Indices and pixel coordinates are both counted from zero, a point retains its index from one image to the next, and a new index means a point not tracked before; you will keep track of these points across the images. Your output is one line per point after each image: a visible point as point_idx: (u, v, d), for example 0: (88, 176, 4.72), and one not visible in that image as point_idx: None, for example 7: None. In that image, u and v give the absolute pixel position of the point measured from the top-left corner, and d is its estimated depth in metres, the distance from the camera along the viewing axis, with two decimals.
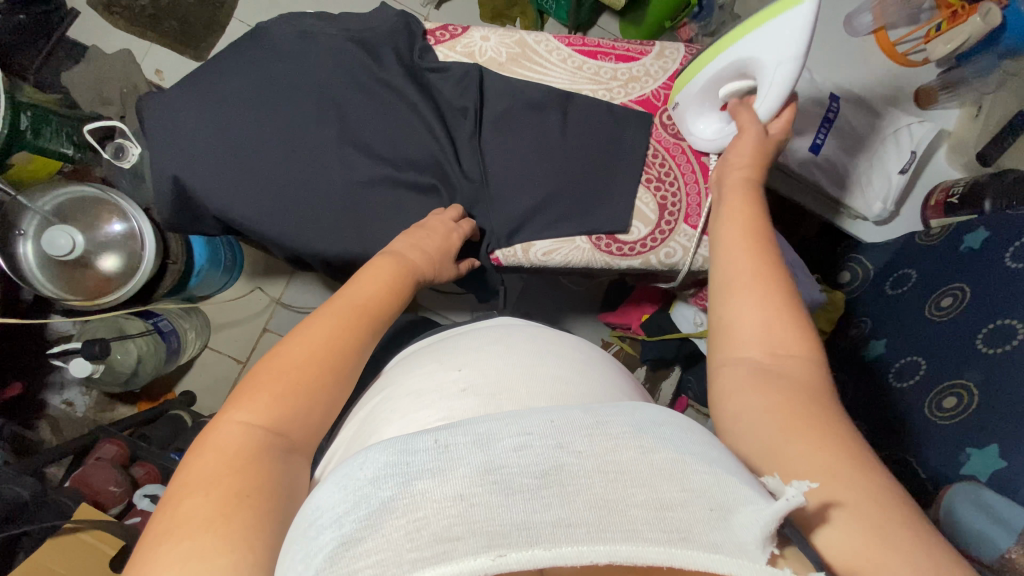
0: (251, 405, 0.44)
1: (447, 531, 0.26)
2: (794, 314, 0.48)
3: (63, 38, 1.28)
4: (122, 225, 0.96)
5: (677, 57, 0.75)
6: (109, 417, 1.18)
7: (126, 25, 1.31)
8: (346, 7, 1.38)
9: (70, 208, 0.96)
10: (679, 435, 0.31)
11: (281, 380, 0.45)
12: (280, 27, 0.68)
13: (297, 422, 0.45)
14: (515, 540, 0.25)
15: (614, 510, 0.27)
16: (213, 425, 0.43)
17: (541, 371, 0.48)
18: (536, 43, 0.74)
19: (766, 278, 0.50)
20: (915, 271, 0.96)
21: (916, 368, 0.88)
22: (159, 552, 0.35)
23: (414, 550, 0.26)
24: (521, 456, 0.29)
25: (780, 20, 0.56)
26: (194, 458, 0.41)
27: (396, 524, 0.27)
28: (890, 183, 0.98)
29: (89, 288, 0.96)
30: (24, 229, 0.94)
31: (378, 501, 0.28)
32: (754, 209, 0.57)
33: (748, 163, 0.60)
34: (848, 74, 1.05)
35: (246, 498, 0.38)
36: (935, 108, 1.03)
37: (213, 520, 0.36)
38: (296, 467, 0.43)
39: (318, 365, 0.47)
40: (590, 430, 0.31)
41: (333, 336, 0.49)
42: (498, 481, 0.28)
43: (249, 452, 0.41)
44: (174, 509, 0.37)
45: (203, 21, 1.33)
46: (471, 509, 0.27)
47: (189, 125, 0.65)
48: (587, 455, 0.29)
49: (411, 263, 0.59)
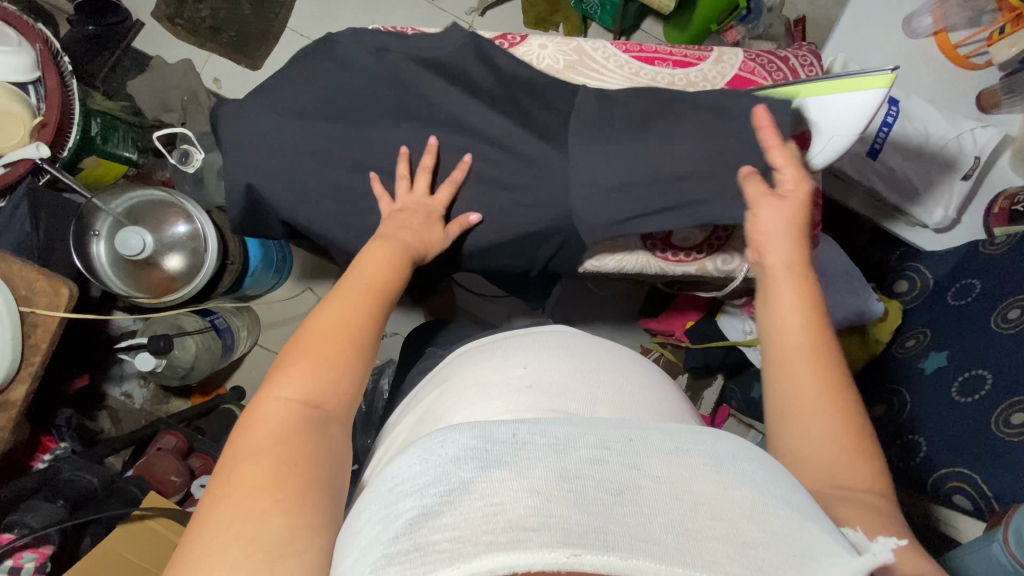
0: (286, 381, 0.46)
1: (523, 521, 0.27)
2: (846, 424, 0.49)
3: (129, 48, 1.34)
4: (186, 227, 1.02)
5: (735, 62, 0.74)
6: (165, 409, 1.25)
7: (186, 35, 1.37)
8: (396, 19, 1.42)
9: (140, 211, 1.02)
10: (759, 475, 0.32)
11: (311, 356, 0.47)
12: (347, 37, 0.71)
13: (330, 393, 0.47)
14: (591, 542, 0.26)
15: (692, 537, 0.27)
16: (254, 401, 0.45)
17: (604, 380, 0.49)
18: (593, 50, 0.74)
19: (824, 384, 0.50)
20: (979, 282, 0.92)
21: (982, 382, 0.85)
22: (219, 512, 0.38)
23: (490, 532, 0.27)
24: (598, 469, 0.30)
25: (857, 96, 0.58)
26: (241, 431, 0.44)
27: (473, 505, 0.28)
28: (952, 190, 0.96)
29: (154, 286, 1.01)
30: (98, 230, 0.99)
31: (460, 480, 0.30)
32: (807, 289, 0.54)
33: (788, 240, 0.57)
34: (910, 76, 1.01)
35: (296, 467, 0.41)
36: (999, 112, 0.99)
37: (265, 486, 0.39)
38: (334, 437, 0.45)
39: (341, 340, 0.49)
40: (668, 454, 0.31)
41: (350, 316, 0.51)
42: (575, 489, 0.29)
43: (291, 425, 0.44)
44: (228, 475, 0.40)
45: (259, 32, 1.39)
46: (548, 505, 0.28)
47: (259, 133, 0.68)
48: (664, 479, 0.30)
49: (407, 244, 0.61)
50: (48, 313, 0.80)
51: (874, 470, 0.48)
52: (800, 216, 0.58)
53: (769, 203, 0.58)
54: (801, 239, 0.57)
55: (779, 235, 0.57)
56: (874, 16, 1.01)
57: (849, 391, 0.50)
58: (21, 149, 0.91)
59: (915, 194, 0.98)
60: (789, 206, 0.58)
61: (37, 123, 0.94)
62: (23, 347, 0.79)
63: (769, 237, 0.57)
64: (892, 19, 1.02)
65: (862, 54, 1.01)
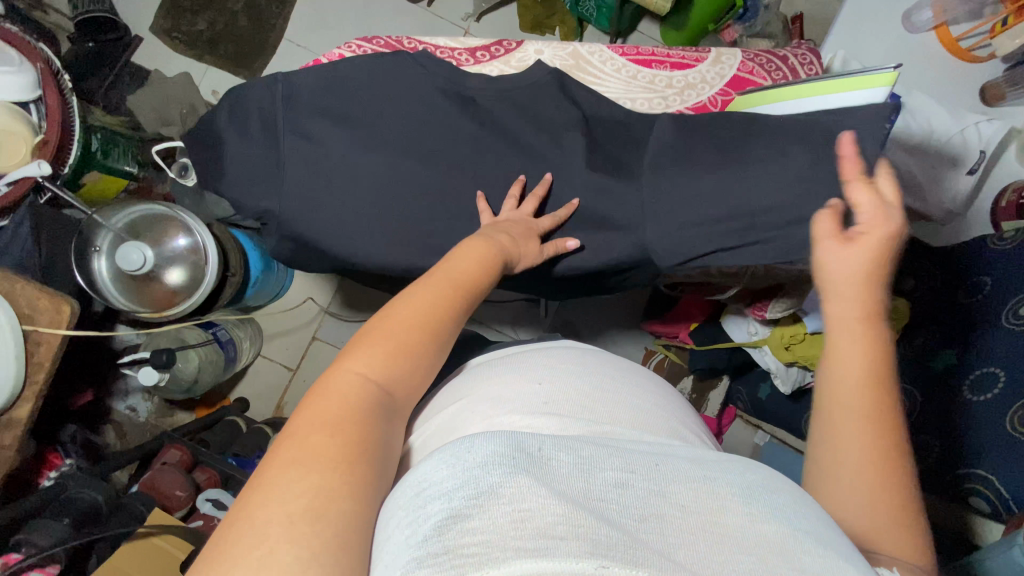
0: (366, 357, 0.43)
1: (550, 529, 0.28)
2: (893, 483, 0.46)
3: (127, 63, 1.34)
4: (187, 240, 1.02)
5: (734, 62, 0.73)
6: (169, 422, 1.24)
7: (185, 50, 1.38)
8: (393, 26, 1.43)
9: (141, 225, 1.02)
10: (785, 506, 0.33)
11: (394, 339, 0.45)
12: (345, 46, 0.71)
13: (402, 381, 0.44)
14: (619, 555, 0.27)
15: (718, 563, 0.28)
16: (331, 369, 0.43)
17: (623, 397, 0.49)
18: (589, 54, 0.73)
19: (875, 425, 0.47)
20: (989, 278, 0.91)
21: (994, 381, 0.84)
22: (286, 479, 0.35)
23: (519, 537, 0.28)
24: (621, 493, 0.31)
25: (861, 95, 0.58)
26: (311, 398, 0.41)
27: (503, 510, 0.29)
28: (958, 185, 0.96)
29: (157, 300, 1.01)
30: (98, 245, 0.99)
31: (488, 484, 0.30)
32: (873, 326, 0.50)
33: (859, 287, 0.51)
34: (911, 71, 1.00)
35: (366, 451, 0.39)
36: (1004, 105, 0.98)
37: (338, 462, 0.37)
38: (394, 429, 0.43)
39: (424, 331, 0.47)
40: (693, 483, 0.33)
41: (436, 307, 0.48)
42: (604, 511, 0.30)
43: (362, 406, 0.41)
44: (298, 441, 0.37)
45: (257, 43, 1.40)
46: (577, 516, 0.29)
47: (257, 148, 0.67)
48: (690, 507, 0.31)
49: (504, 247, 0.58)
50: (49, 330, 0.80)
51: (921, 541, 0.45)
52: (880, 258, 0.51)
53: (834, 244, 0.52)
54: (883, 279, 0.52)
55: (846, 280, 0.51)
56: (876, 10, 1.00)
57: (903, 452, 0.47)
58: (24, 167, 0.90)
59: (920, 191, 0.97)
60: (865, 247, 0.51)
61: (38, 141, 0.94)
62: (27, 365, 0.79)
63: (834, 282, 0.52)
64: (892, 15, 1.01)
65: (863, 49, 1.00)
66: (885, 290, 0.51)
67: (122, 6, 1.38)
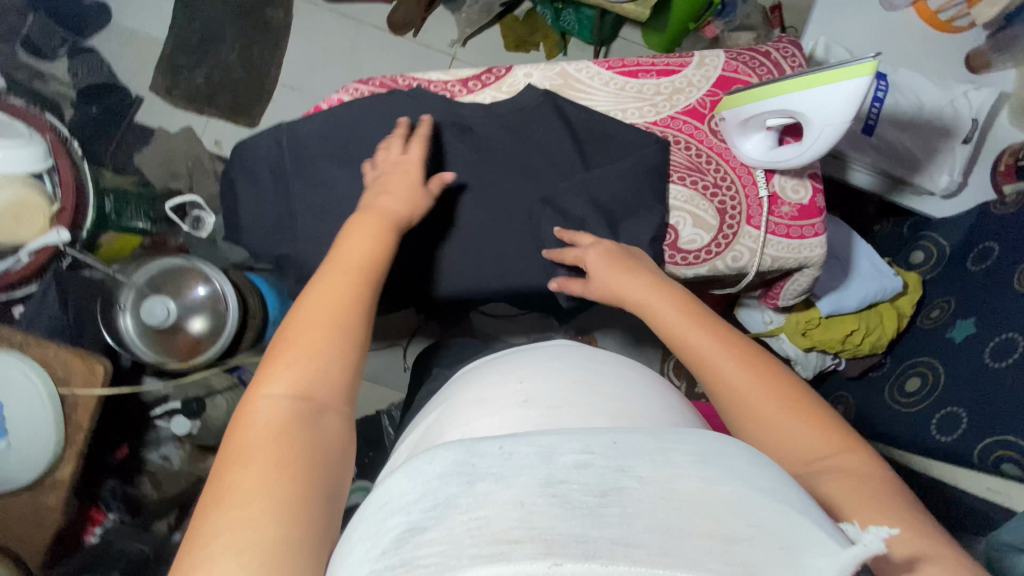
0: (278, 376, 0.45)
1: (505, 533, 0.26)
2: (784, 389, 0.48)
3: (131, 123, 1.38)
4: (205, 288, 1.04)
5: (718, 63, 0.75)
6: (204, 468, 1.11)
7: (186, 104, 1.42)
8: (383, 60, 1.47)
9: (160, 279, 1.04)
10: (746, 469, 0.30)
11: (297, 348, 0.46)
12: (343, 90, 0.73)
13: (318, 384, 0.45)
14: (572, 550, 0.24)
15: (675, 534, 0.25)
16: (244, 403, 0.44)
17: (600, 383, 0.47)
18: (577, 72, 0.75)
19: (732, 349, 0.50)
20: (998, 244, 0.92)
21: (1015, 344, 0.82)
22: (214, 517, 0.36)
23: (474, 545, 0.25)
24: (580, 473, 0.29)
25: (833, 88, 0.57)
26: (233, 433, 0.42)
27: (460, 519, 0.27)
28: (955, 155, 0.97)
29: (182, 350, 1.04)
30: (123, 303, 1.01)
31: (446, 496, 0.29)
32: (665, 291, 0.57)
33: (627, 273, 0.60)
34: (895, 48, 1.02)
35: (295, 460, 0.40)
36: (990, 71, 1.01)
37: (262, 484, 0.37)
38: (327, 426, 0.44)
39: (323, 328, 0.48)
40: (653, 457, 0.30)
41: (333, 300, 0.50)
42: (559, 494, 0.27)
43: (283, 422, 0.42)
44: (218, 481, 0.38)
45: (254, 90, 1.44)
46: (532, 515, 0.26)
47: (271, 197, 0.71)
48: (649, 479, 0.28)
49: (385, 212, 0.59)
50: (85, 391, 0.83)
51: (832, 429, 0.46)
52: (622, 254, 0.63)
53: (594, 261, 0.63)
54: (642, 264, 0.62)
55: (612, 273, 0.61)
56: None
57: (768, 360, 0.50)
58: (43, 237, 0.96)
59: (918, 164, 0.99)
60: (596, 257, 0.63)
61: (55, 211, 0.97)
62: (66, 428, 0.82)
63: (611, 278, 0.61)
64: None
65: (846, 32, 1.02)
66: (646, 266, 0.62)
67: (119, 69, 1.42)
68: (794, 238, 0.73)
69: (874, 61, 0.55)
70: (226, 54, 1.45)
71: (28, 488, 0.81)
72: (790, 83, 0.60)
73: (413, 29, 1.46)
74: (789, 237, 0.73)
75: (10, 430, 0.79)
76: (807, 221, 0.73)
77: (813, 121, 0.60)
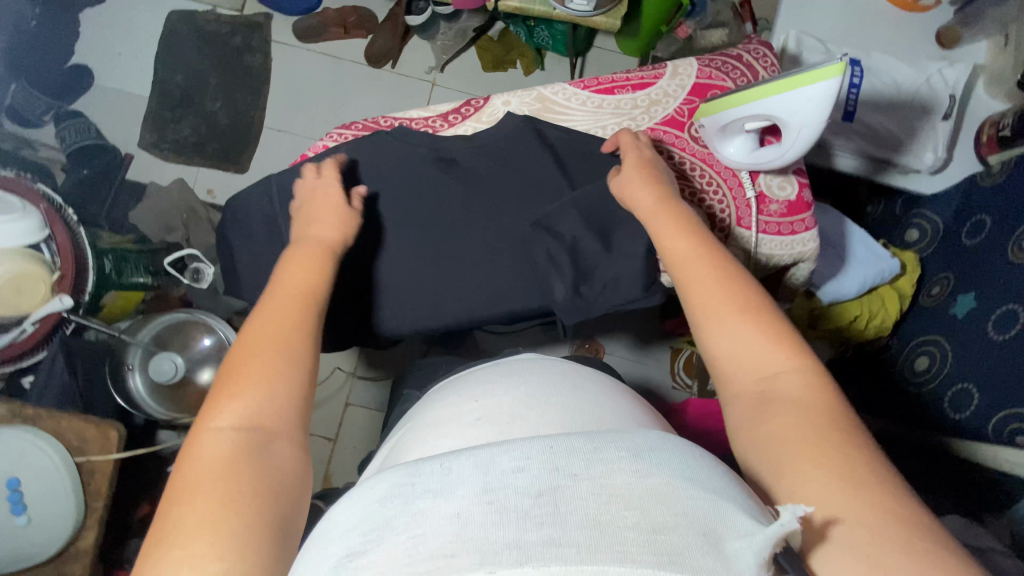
0: (224, 407, 0.44)
1: (442, 547, 0.26)
2: (763, 320, 0.48)
3: (124, 181, 1.40)
4: (211, 339, 1.07)
5: (691, 71, 0.76)
6: None
7: (175, 157, 1.44)
8: (365, 92, 1.49)
9: (165, 335, 1.06)
10: (677, 459, 0.31)
11: (246, 374, 0.46)
12: (327, 137, 0.75)
13: (266, 411, 0.45)
14: (506, 558, 0.26)
15: (606, 529, 0.27)
16: (190, 437, 0.43)
17: (548, 379, 0.46)
18: (553, 95, 0.76)
19: (721, 280, 0.51)
20: (989, 216, 0.92)
21: (1015, 316, 0.82)
22: (166, 556, 0.35)
23: (412, 563, 0.26)
24: (518, 478, 0.29)
25: (808, 91, 0.58)
26: (179, 469, 0.41)
27: (398, 540, 0.27)
28: (937, 132, 0.98)
29: (194, 402, 1.06)
30: (131, 363, 1.04)
31: (383, 518, 0.28)
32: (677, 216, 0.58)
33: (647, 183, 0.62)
34: (866, 32, 1.03)
35: (245, 486, 0.39)
36: (960, 45, 1.02)
37: (211, 517, 0.37)
38: (279, 453, 0.43)
39: (268, 352, 0.48)
40: (586, 454, 0.30)
41: (275, 325, 0.50)
42: (496, 502, 0.28)
43: (230, 453, 0.41)
44: (165, 518, 0.37)
45: (241, 136, 1.46)
46: (469, 528, 0.27)
47: (267, 249, 0.72)
48: (583, 479, 0.29)
49: (320, 240, 0.61)
50: (101, 457, 0.84)
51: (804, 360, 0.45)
52: (649, 166, 0.64)
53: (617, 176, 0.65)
54: (661, 189, 0.62)
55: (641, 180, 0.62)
56: None
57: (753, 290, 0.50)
58: (46, 305, 0.95)
59: (900, 145, 0.99)
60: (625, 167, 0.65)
61: (56, 278, 0.97)
62: (84, 496, 0.83)
63: (631, 180, 0.63)
64: None
65: (815, 22, 1.03)
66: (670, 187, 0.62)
67: (106, 128, 1.43)
68: (786, 234, 0.74)
69: (844, 63, 0.56)
70: (211, 104, 1.47)
71: (50, 560, 0.81)
72: (768, 87, 0.60)
73: (390, 60, 1.48)
74: (781, 234, 0.74)
75: (29, 505, 0.79)
76: (797, 216, 0.73)
77: (792, 123, 0.61)
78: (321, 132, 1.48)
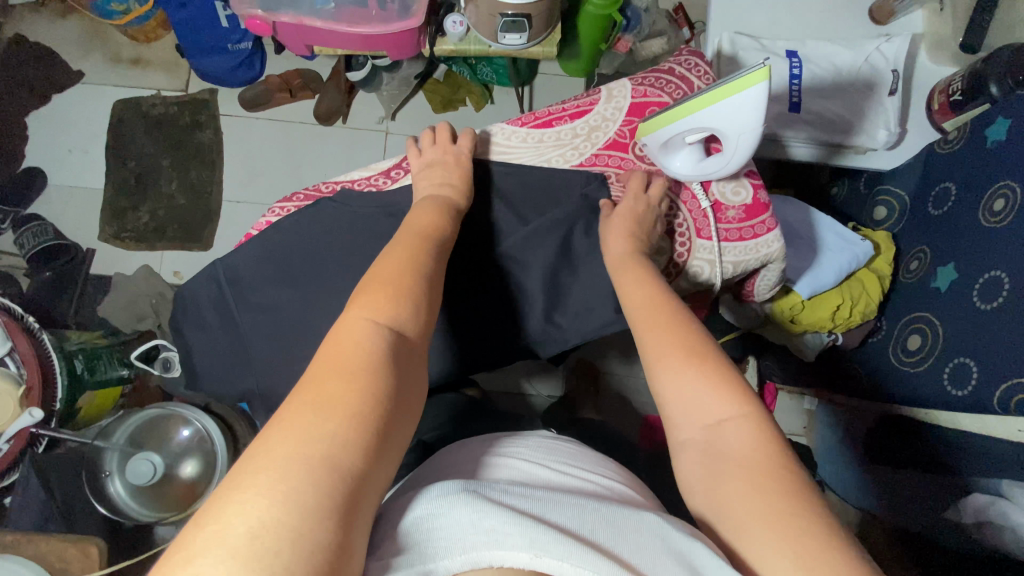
0: (371, 305, 0.47)
1: (499, 529, 0.37)
2: (718, 378, 0.49)
3: (88, 276, 1.38)
4: (189, 430, 1.03)
5: (626, 92, 0.75)
6: None
7: (136, 244, 1.42)
8: (321, 151, 1.49)
9: (142, 434, 1.03)
10: (689, 530, 0.40)
11: (387, 287, 0.49)
12: (268, 212, 0.73)
13: (409, 321, 0.48)
14: (554, 550, 0.36)
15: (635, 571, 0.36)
16: (343, 318, 0.46)
17: (572, 448, 0.53)
18: (492, 136, 0.75)
19: (670, 332, 0.53)
20: (952, 183, 0.91)
21: (999, 283, 0.81)
22: (301, 419, 0.38)
23: (475, 532, 0.37)
24: (568, 515, 0.39)
25: (740, 97, 0.57)
26: (330, 344, 0.44)
27: (466, 510, 0.38)
28: (886, 106, 0.98)
29: (179, 498, 1.00)
30: (109, 468, 1.00)
31: (453, 497, 0.39)
32: (634, 262, 0.62)
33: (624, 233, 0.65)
34: (798, 23, 1.03)
35: (378, 369, 0.42)
36: (895, 19, 1.02)
37: (339, 398, 0.39)
38: (416, 368, 0.46)
39: (415, 278, 0.51)
40: (624, 519, 0.40)
41: (408, 256, 0.53)
42: (549, 521, 0.38)
43: (378, 347, 0.44)
44: (315, 385, 0.40)
45: (202, 213, 1.45)
46: (527, 525, 0.37)
47: (224, 337, 0.70)
48: (619, 537, 0.38)
49: (447, 198, 0.64)
50: None
51: (752, 420, 0.46)
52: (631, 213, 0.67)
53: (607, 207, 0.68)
54: (634, 234, 0.65)
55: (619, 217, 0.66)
56: None
57: (704, 341, 0.52)
58: (17, 421, 0.91)
59: (850, 127, 0.99)
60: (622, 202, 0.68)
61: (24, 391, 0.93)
62: None
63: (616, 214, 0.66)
64: None
65: (747, 20, 1.03)
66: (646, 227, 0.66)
67: (65, 226, 1.42)
68: (749, 239, 0.72)
69: (764, 71, 0.55)
70: (167, 186, 1.45)
71: None
72: (700, 101, 0.60)
73: (341, 116, 1.48)
74: (744, 239, 0.72)
75: None
76: (756, 218, 0.71)
77: (731, 132, 0.60)
78: (281, 196, 1.47)
